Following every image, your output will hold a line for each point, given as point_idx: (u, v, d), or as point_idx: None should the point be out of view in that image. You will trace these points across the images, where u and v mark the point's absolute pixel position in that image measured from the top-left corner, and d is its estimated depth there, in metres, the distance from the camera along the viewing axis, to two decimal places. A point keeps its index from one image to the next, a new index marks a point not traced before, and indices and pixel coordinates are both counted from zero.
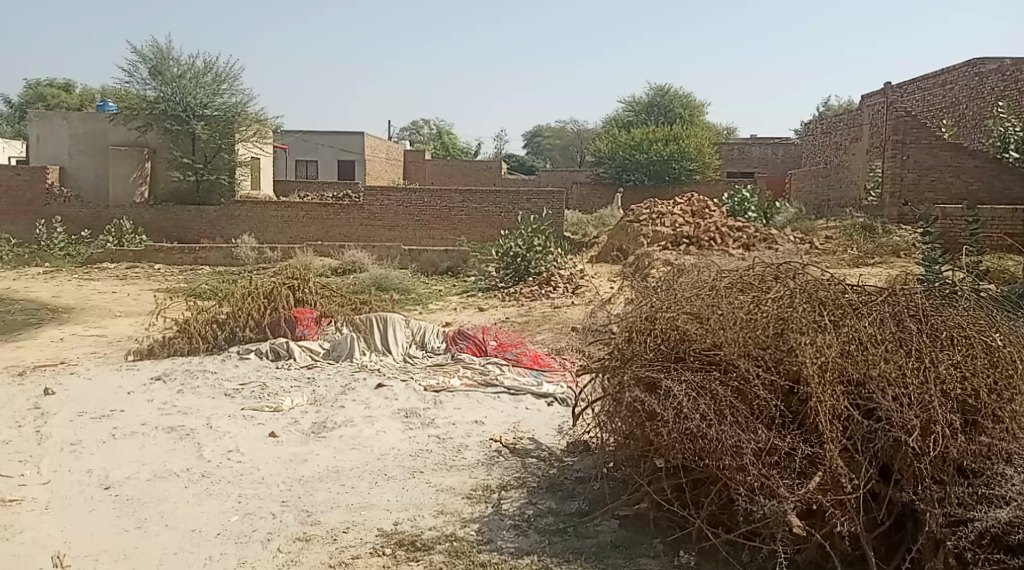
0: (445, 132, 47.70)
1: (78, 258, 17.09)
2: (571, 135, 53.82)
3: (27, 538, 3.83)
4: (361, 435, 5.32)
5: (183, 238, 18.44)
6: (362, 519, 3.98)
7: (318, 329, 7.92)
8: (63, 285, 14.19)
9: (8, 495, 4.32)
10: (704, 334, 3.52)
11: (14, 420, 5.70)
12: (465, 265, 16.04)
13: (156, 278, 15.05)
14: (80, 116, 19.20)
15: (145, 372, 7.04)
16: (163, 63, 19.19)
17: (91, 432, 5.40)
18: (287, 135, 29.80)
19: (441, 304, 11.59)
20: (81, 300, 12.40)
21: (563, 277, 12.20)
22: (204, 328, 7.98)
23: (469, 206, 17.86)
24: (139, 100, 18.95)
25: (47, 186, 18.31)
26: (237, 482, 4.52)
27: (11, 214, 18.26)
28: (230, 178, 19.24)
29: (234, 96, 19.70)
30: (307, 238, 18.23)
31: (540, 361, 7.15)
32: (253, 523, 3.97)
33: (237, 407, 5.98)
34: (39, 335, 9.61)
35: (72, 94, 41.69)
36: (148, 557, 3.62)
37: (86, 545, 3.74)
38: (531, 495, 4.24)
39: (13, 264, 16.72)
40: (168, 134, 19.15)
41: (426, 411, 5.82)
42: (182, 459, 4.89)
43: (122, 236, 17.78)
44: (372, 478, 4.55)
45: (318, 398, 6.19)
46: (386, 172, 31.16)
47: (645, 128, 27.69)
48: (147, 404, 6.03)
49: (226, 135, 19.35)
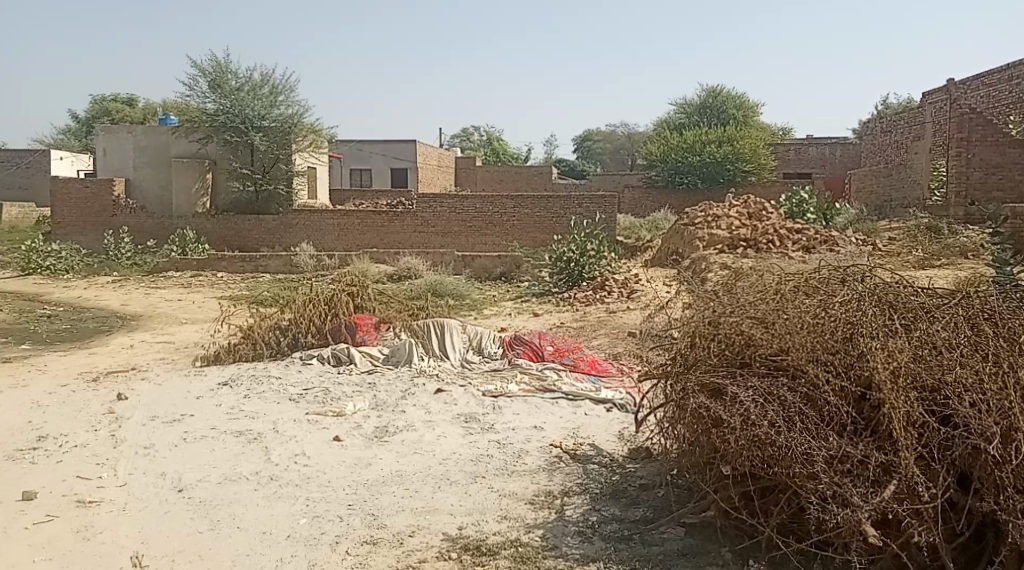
0: (495, 138, 47.79)
1: (145, 266, 17.65)
2: (621, 139, 53.50)
3: (107, 538, 3.97)
4: (422, 440, 5.38)
5: (243, 246, 18.91)
6: (426, 523, 4.02)
7: (377, 335, 8.07)
8: (131, 293, 14.67)
9: (87, 497, 4.49)
10: (770, 339, 3.46)
11: (91, 424, 5.92)
12: (518, 270, 16.06)
13: (219, 286, 15.46)
14: (144, 128, 19.90)
15: (213, 377, 7.23)
16: (222, 77, 19.77)
17: (163, 436, 5.58)
18: (342, 144, 30.36)
19: (495, 309, 11.65)
20: (148, 308, 12.80)
21: (618, 281, 12.13)
22: (268, 335, 8.19)
23: (521, 212, 18.04)
24: (199, 113, 19.61)
25: (115, 198, 18.99)
26: (304, 486, 4.60)
27: (81, 225, 18.95)
28: (288, 188, 19.66)
29: (290, 107, 20.19)
30: (363, 245, 18.50)
31: (597, 367, 7.12)
32: (321, 526, 4.04)
33: (301, 411, 6.11)
34: (110, 342, 9.98)
35: (135, 108, 43.10)
36: (220, 558, 3.72)
37: (163, 545, 3.86)
38: (595, 501, 4.22)
39: (83, 274, 17.35)
40: (228, 145, 19.72)
41: (485, 416, 5.86)
42: (251, 462, 5.00)
43: (185, 245, 18.27)
44: (435, 483, 4.59)
45: (380, 402, 6.30)
46: (438, 179, 31.47)
47: (698, 130, 27.34)
48: (216, 409, 6.19)
49: (283, 145, 19.83)
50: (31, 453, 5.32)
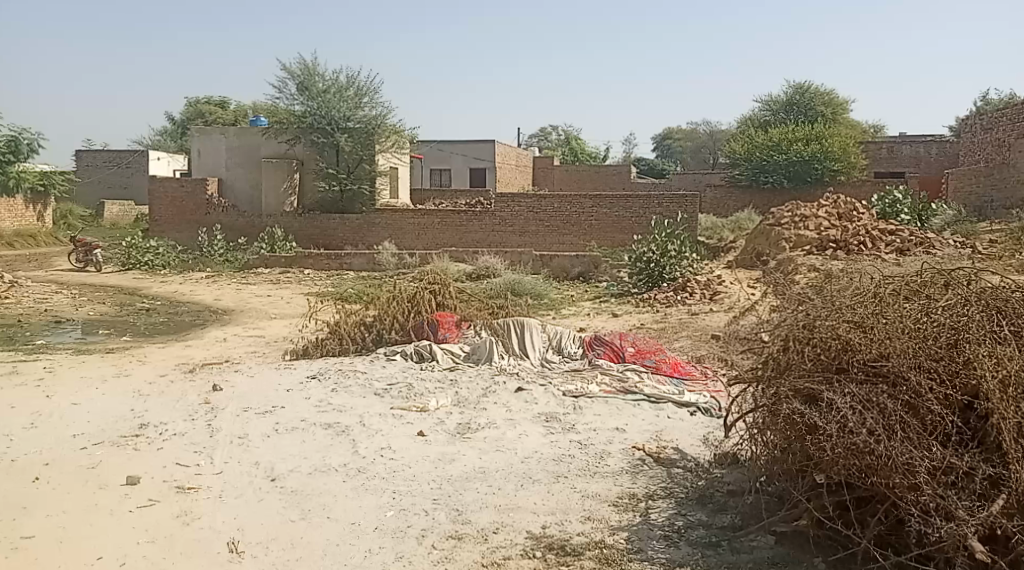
0: (574, 138, 47.68)
1: (236, 263, 18.33)
2: (703, 138, 52.58)
3: (205, 524, 4.13)
4: (504, 437, 5.41)
5: (328, 244, 19.42)
6: (511, 521, 4.04)
7: (458, 332, 8.17)
8: (224, 289, 15.27)
9: (187, 483, 4.70)
10: (869, 343, 3.31)
11: (189, 413, 6.20)
12: (597, 270, 15.95)
13: (306, 283, 15.93)
14: (236, 130, 20.64)
15: (302, 371, 7.46)
16: (310, 79, 20.35)
17: (256, 426, 5.79)
18: (423, 145, 30.83)
19: (574, 309, 11.62)
20: (239, 303, 13.31)
21: (700, 282, 11.93)
22: (353, 330, 8.39)
23: (599, 211, 17.95)
24: (288, 114, 20.28)
25: (208, 197, 19.79)
26: (391, 479, 4.69)
27: (176, 223, 19.82)
28: (371, 188, 20.19)
29: (374, 108, 20.58)
30: (442, 243, 18.75)
31: (680, 369, 7.02)
32: (408, 519, 4.11)
33: (386, 405, 6.24)
34: (205, 335, 10.43)
35: (227, 111, 44.89)
36: (312, 547, 3.83)
37: (257, 532, 4.00)
38: (680, 506, 4.16)
39: (179, 270, 18.17)
40: (315, 146, 20.32)
41: (566, 416, 5.84)
42: (339, 454, 5.14)
43: (274, 242, 18.87)
44: (518, 481, 4.61)
45: (462, 399, 6.36)
46: (517, 178, 31.62)
47: (784, 128, 26.64)
48: (305, 402, 6.38)
49: (367, 146, 20.27)
50: (134, 439, 5.60)
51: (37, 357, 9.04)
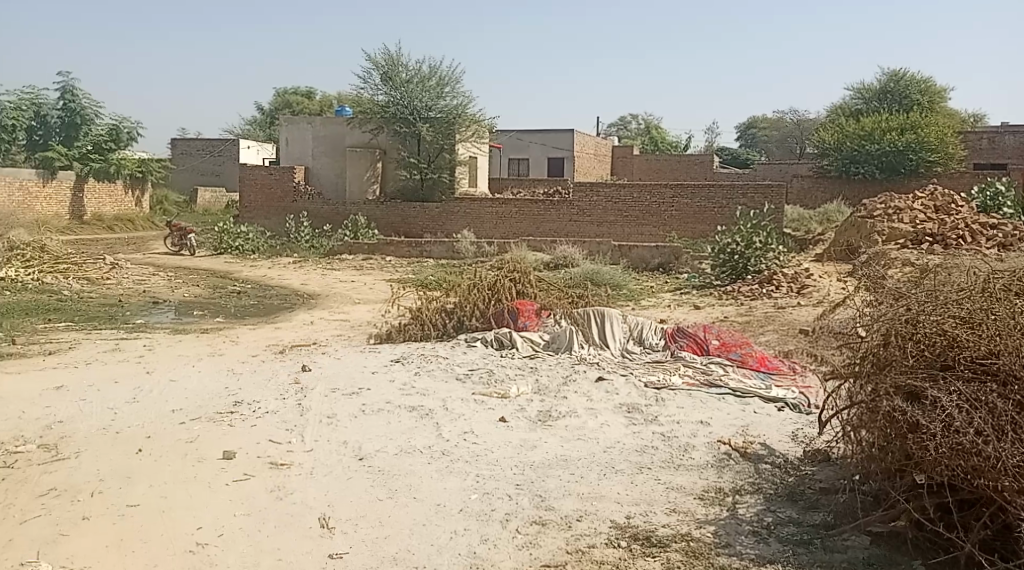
0: (654, 126, 46.97)
1: (321, 249, 18.82)
2: (789, 127, 51.01)
3: (298, 499, 4.28)
4: (586, 426, 5.40)
5: (408, 232, 19.72)
6: (594, 509, 4.03)
7: (539, 321, 8.17)
8: (310, 274, 15.72)
9: (279, 459, 4.87)
10: (978, 340, 3.17)
11: (280, 392, 6.41)
12: (678, 261, 15.69)
13: (387, 269, 16.23)
14: (322, 120, 21.07)
15: (386, 355, 7.61)
16: (394, 69, 20.63)
17: (344, 406, 5.95)
18: (502, 134, 30.91)
19: (654, 300, 11.48)
20: (325, 288, 13.68)
21: (786, 276, 11.60)
22: (434, 316, 8.51)
23: (681, 201, 17.65)
24: (371, 104, 20.61)
25: (295, 185, 20.38)
26: (474, 463, 4.75)
27: (265, 209, 20.47)
28: (451, 177, 20.45)
29: (456, 98, 20.74)
30: (520, 233, 18.81)
31: (767, 364, 6.85)
32: (492, 502, 4.16)
33: (468, 391, 6.31)
34: (293, 318, 10.76)
35: (313, 101, 46.04)
36: (400, 525, 3.92)
37: (348, 509, 4.12)
38: (769, 502, 4.07)
39: (267, 255, 18.78)
40: (397, 135, 20.67)
41: (648, 408, 5.79)
42: (423, 437, 5.23)
43: (357, 230, 19.24)
44: (600, 470, 4.59)
45: (542, 387, 6.38)
46: (595, 168, 31.39)
47: (876, 116, 25.58)
48: (390, 384, 6.51)
49: (448, 135, 20.45)
50: (229, 416, 5.83)
51: (138, 335, 9.50)
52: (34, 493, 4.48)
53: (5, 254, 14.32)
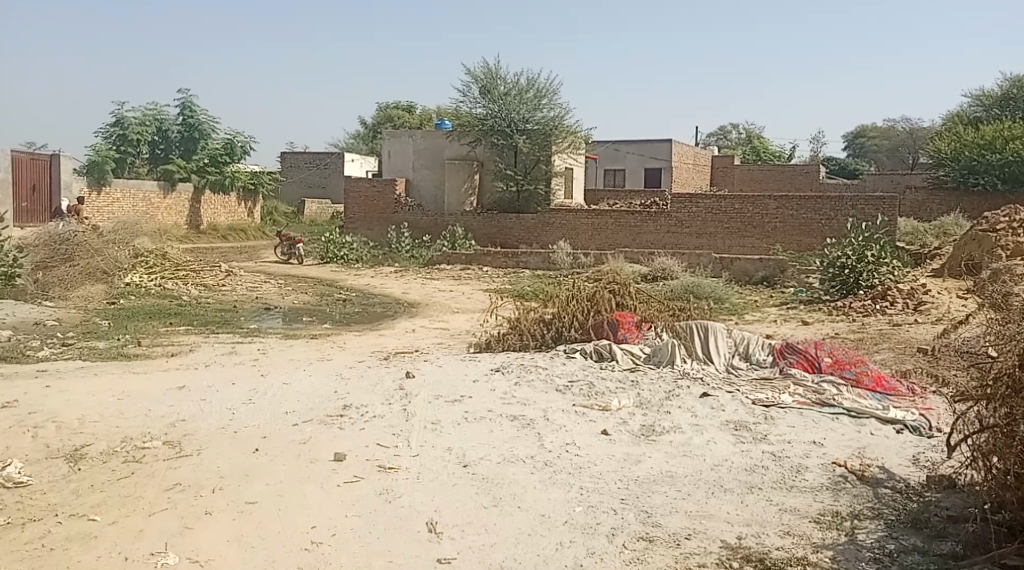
0: (756, 136, 45.81)
1: (420, 259, 19.22)
2: (901, 135, 48.76)
3: (405, 503, 4.36)
4: (692, 443, 5.28)
5: (505, 242, 19.90)
6: (703, 528, 3.95)
7: (640, 333, 8.05)
8: (410, 283, 16.07)
9: (387, 463, 4.98)
10: None
11: (385, 397, 6.57)
12: (783, 275, 15.21)
13: (485, 280, 16.41)
14: (423, 133, 21.61)
15: (486, 364, 7.67)
16: (492, 83, 20.80)
17: (447, 413, 6.03)
18: (598, 145, 30.81)
19: (758, 315, 11.16)
20: (425, 297, 13.96)
21: (901, 291, 11.07)
22: (533, 327, 8.53)
23: (785, 212, 17.16)
24: (470, 118, 20.92)
25: (396, 197, 20.92)
26: (578, 475, 4.72)
27: (367, 220, 21.08)
28: (547, 188, 20.55)
29: (552, 110, 20.82)
30: (616, 244, 18.67)
31: (883, 384, 6.55)
32: (597, 516, 4.12)
33: (569, 402, 6.28)
34: (396, 325, 11.02)
35: (414, 115, 47.21)
36: (506, 535, 3.93)
37: (454, 516, 4.17)
38: (890, 528, 3.88)
39: (370, 264, 19.33)
40: (494, 147, 20.90)
41: (757, 426, 5.62)
42: (526, 446, 5.25)
43: (455, 241, 19.56)
44: (708, 488, 4.48)
45: (645, 400, 6.29)
46: (695, 178, 30.88)
47: (998, 124, 24.14)
48: (491, 393, 6.57)
49: (544, 147, 20.59)
50: (338, 419, 6.01)
51: (251, 339, 9.94)
52: (161, 487, 4.74)
53: (132, 260, 15.27)
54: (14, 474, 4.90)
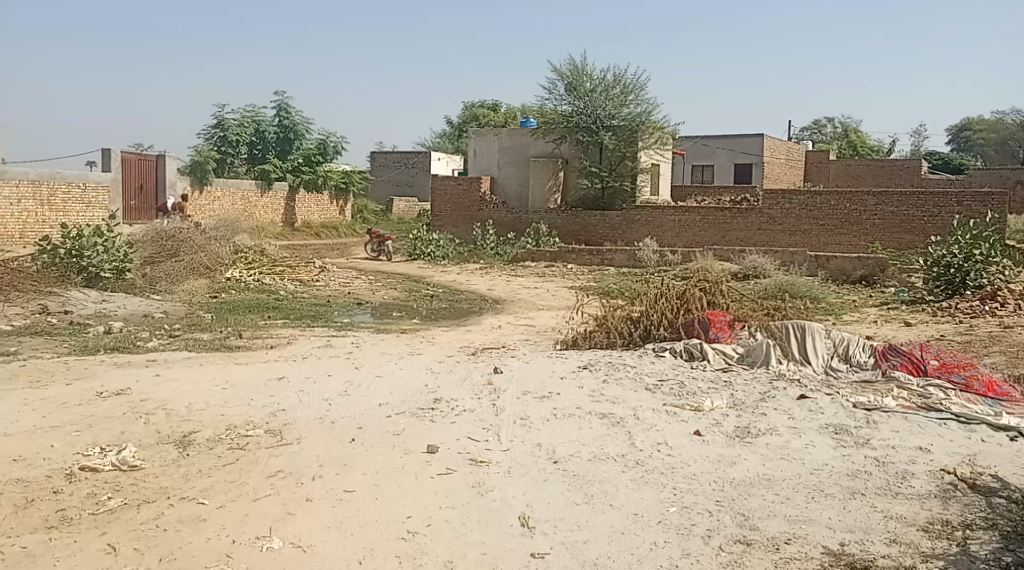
0: (852, 129, 44.08)
1: (505, 256, 19.35)
2: (1013, 127, 46.00)
3: (497, 497, 4.40)
4: (789, 446, 5.14)
5: (590, 240, 19.81)
6: (803, 533, 3.84)
7: (731, 333, 7.84)
8: (496, 280, 16.20)
9: (478, 457, 5.04)
10: None
11: (475, 392, 6.65)
12: (883, 274, 14.57)
13: (570, 277, 16.39)
14: (508, 132, 21.79)
15: (574, 361, 7.67)
16: (578, 79, 20.58)
17: (536, 409, 6.05)
18: (687, 141, 30.29)
19: (857, 316, 10.74)
20: (510, 294, 14.05)
21: (1013, 292, 10.45)
22: (620, 324, 8.46)
23: (884, 209, 16.49)
24: (556, 115, 20.99)
25: (481, 195, 21.15)
26: (671, 475, 4.66)
27: (453, 217, 21.40)
28: (632, 185, 20.23)
29: (639, 106, 20.40)
30: (704, 242, 18.32)
31: (996, 389, 6.21)
32: (691, 517, 4.06)
33: (660, 401, 6.21)
34: (483, 321, 11.14)
35: (500, 113, 47.53)
36: (599, 532, 3.93)
37: (546, 511, 4.19)
38: (1006, 540, 3.68)
39: (456, 261, 19.60)
40: (580, 144, 20.83)
41: (858, 430, 5.41)
42: (616, 445, 5.21)
43: (539, 238, 19.66)
44: (807, 492, 4.35)
45: (738, 401, 6.15)
46: (787, 174, 29.97)
47: None
48: (579, 390, 6.55)
49: (630, 143, 20.27)
50: (429, 412, 6.12)
51: (344, 333, 10.24)
52: (264, 474, 4.94)
53: (232, 256, 15.97)
54: (130, 457, 5.19)
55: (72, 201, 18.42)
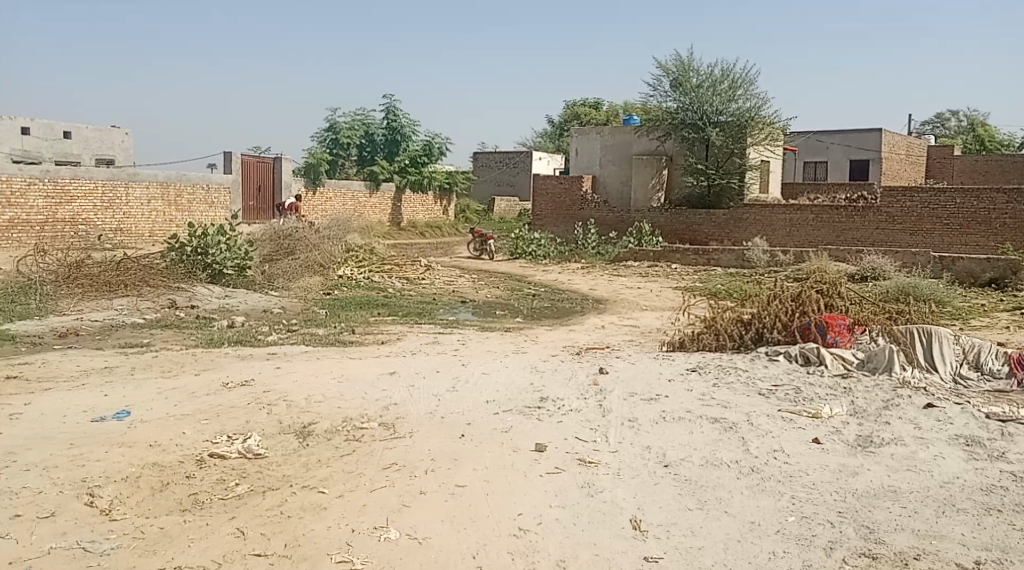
0: (979, 122, 41.39)
1: (607, 255, 19.21)
2: None
3: (608, 498, 4.38)
4: (915, 457, 4.88)
5: (695, 239, 19.43)
6: (934, 550, 3.66)
7: (851, 338, 7.52)
8: (598, 280, 16.10)
9: (587, 458, 5.02)
10: None
11: (581, 392, 6.63)
12: (1015, 276, 13.61)
13: (675, 277, 16.10)
14: (611, 130, 21.68)
15: (681, 363, 7.53)
16: (684, 75, 20.11)
17: (645, 411, 5.98)
18: (799, 137, 29.20)
19: (986, 321, 10.08)
20: (613, 294, 13.93)
21: None
22: (731, 327, 8.23)
23: (1016, 207, 15.54)
24: (660, 112, 20.57)
25: (583, 194, 21.10)
26: (788, 483, 4.51)
27: (554, 217, 21.45)
28: (741, 182, 19.65)
29: (748, 100, 19.77)
30: (816, 241, 17.66)
31: None
32: (812, 527, 3.93)
33: (774, 407, 6.01)
34: (586, 321, 11.10)
35: (602, 111, 47.25)
36: (714, 539, 3.85)
37: (659, 515, 4.14)
38: None
39: (558, 260, 19.62)
40: (685, 141, 20.41)
41: (993, 442, 5.08)
42: (729, 450, 5.08)
43: (641, 237, 19.40)
44: (938, 506, 4.13)
45: (859, 409, 5.89)
46: (907, 170, 28.46)
47: None
48: (688, 393, 6.43)
49: (739, 139, 19.76)
50: (537, 410, 6.14)
51: (451, 330, 10.42)
52: (379, 466, 5.09)
53: (344, 254, 16.56)
54: (254, 446, 5.45)
55: (197, 201, 19.56)
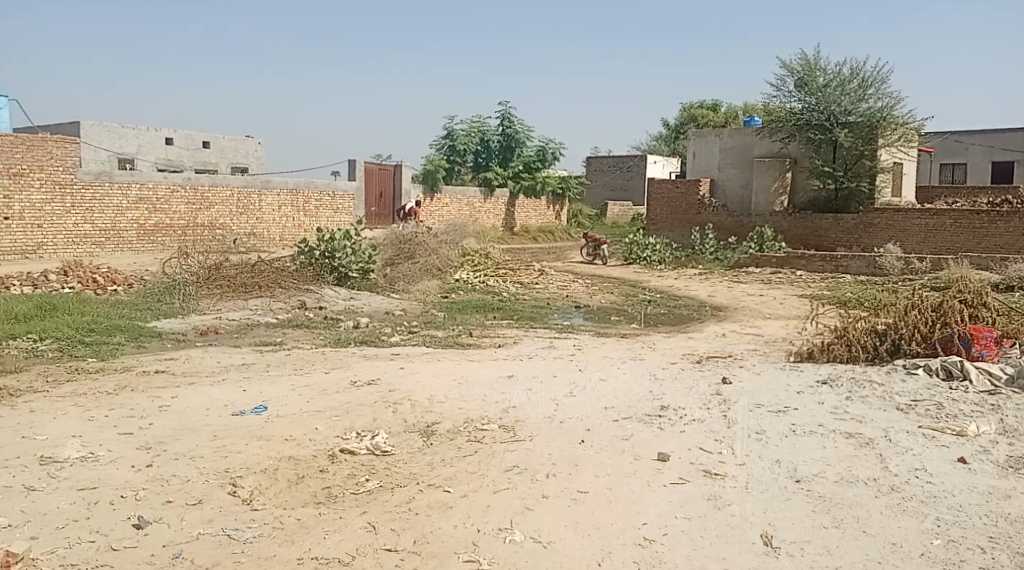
0: None
1: (726, 261, 18.70)
2: None
3: (736, 511, 4.26)
4: None
5: (821, 245, 18.65)
6: None
7: (998, 351, 7.10)
8: (717, 286, 15.71)
9: (713, 469, 4.90)
10: None
11: (703, 402, 6.47)
12: None
13: (799, 285, 15.49)
14: (731, 132, 21.11)
15: (810, 374, 7.23)
16: (810, 74, 19.31)
17: (772, 424, 5.78)
18: (935, 137, 27.37)
19: None
20: (733, 301, 13.57)
21: None
22: (864, 337, 7.83)
23: None
24: (785, 113, 19.83)
25: (700, 198, 20.66)
26: (932, 504, 4.25)
27: (670, 222, 21.10)
28: (871, 186, 18.72)
29: (880, 99, 18.80)
30: (954, 248, 16.71)
31: None
32: (961, 553, 3.69)
33: (914, 423, 5.67)
34: (705, 329, 10.85)
35: (720, 114, 46.14)
36: (852, 560, 3.68)
37: (791, 531, 3.99)
38: None
39: (674, 266, 19.28)
40: (810, 143, 19.59)
41: None
42: (866, 467, 4.84)
43: (763, 242, 18.78)
44: None
45: (1010, 428, 5.47)
46: None
47: None
48: (819, 406, 6.16)
49: (869, 140, 18.77)
50: (657, 419, 6.04)
51: (567, 335, 10.43)
52: (501, 468, 5.15)
53: (461, 258, 16.89)
54: (381, 444, 5.64)
55: (323, 207, 20.49)
